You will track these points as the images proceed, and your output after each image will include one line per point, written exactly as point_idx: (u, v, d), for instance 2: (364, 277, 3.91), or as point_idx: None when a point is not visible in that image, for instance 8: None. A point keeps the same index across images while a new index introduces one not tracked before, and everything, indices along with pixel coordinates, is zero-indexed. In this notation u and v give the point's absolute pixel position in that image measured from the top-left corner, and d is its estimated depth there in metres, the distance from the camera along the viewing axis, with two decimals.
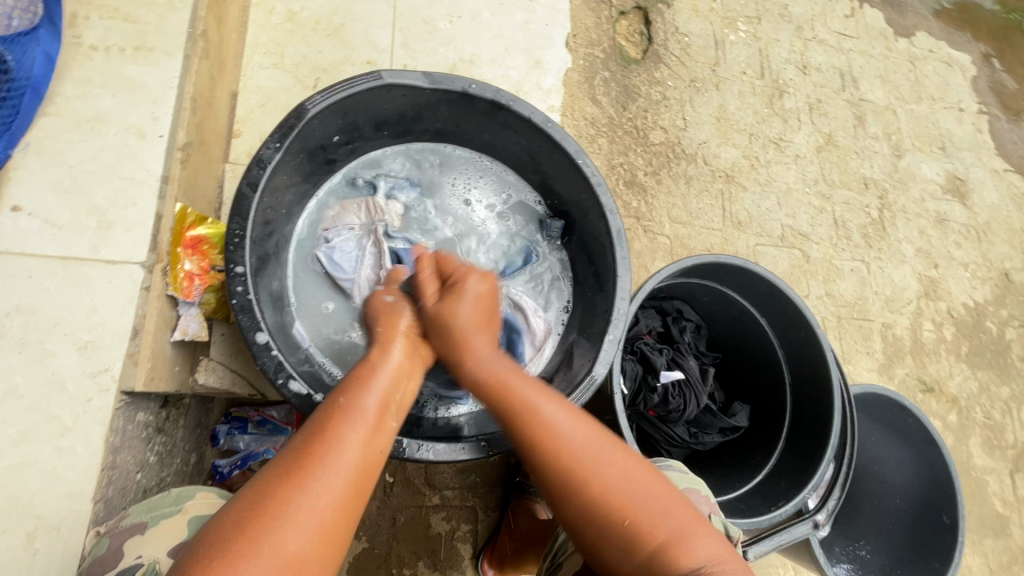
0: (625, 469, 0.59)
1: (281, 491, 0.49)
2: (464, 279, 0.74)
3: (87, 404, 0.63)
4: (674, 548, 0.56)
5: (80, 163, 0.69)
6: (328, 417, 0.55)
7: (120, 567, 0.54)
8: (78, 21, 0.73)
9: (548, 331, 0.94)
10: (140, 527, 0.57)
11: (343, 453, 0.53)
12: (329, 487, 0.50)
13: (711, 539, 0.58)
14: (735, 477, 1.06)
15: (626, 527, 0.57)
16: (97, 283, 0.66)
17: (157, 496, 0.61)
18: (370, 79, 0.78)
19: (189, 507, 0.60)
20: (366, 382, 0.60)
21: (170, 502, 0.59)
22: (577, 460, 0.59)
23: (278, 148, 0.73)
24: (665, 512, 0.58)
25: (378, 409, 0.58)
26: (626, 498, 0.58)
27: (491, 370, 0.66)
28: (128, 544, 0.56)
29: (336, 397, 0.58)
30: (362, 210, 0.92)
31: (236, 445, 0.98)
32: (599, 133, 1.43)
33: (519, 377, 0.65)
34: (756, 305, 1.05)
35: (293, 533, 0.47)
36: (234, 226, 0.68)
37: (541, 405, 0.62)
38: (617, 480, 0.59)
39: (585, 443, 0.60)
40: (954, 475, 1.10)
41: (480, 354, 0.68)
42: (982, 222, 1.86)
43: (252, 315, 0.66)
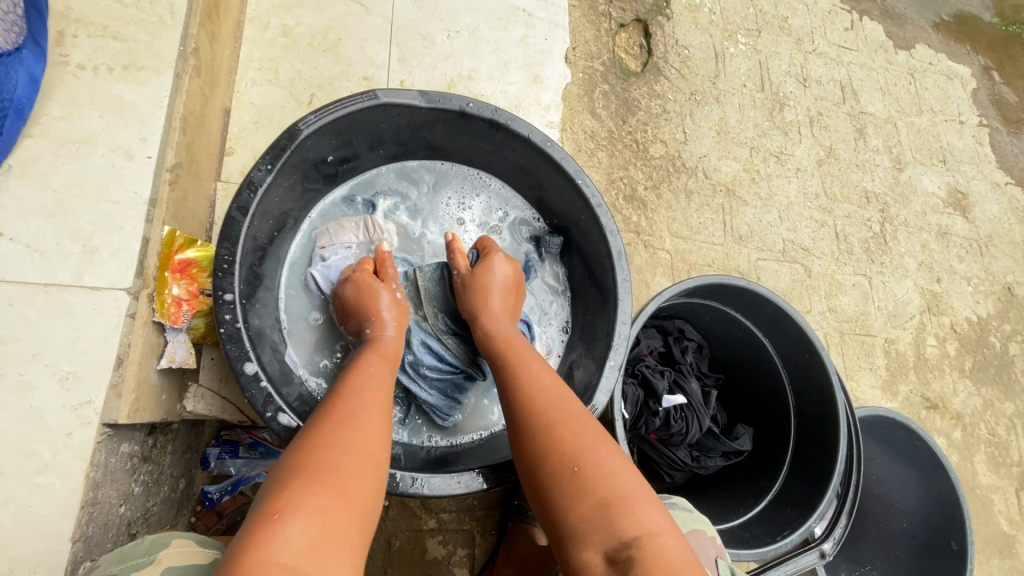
0: (585, 427, 0.61)
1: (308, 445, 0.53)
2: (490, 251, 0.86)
3: (67, 438, 0.60)
4: (624, 509, 0.54)
5: (65, 186, 0.66)
6: (345, 389, 0.61)
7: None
8: (65, 39, 0.71)
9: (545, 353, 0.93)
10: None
11: (358, 417, 0.57)
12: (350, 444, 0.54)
13: (660, 512, 0.54)
14: (738, 502, 1.03)
15: (579, 476, 0.56)
16: (80, 311, 0.64)
17: (129, 543, 0.58)
18: (366, 98, 0.76)
19: (163, 557, 0.56)
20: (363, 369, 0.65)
21: (144, 552, 0.56)
22: (546, 417, 0.62)
23: (270, 170, 0.71)
24: (618, 471, 0.56)
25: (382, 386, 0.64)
26: (585, 451, 0.58)
27: (499, 330, 0.77)
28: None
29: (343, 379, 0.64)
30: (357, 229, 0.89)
31: (228, 470, 0.96)
32: (599, 147, 1.41)
33: (521, 343, 0.75)
34: (758, 326, 1.04)
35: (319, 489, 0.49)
36: (222, 252, 0.66)
37: (532, 365, 0.70)
38: (575, 439, 0.59)
39: (556, 398, 0.65)
40: (963, 502, 1.08)
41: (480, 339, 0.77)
42: (984, 235, 1.84)
43: (240, 344, 0.64)
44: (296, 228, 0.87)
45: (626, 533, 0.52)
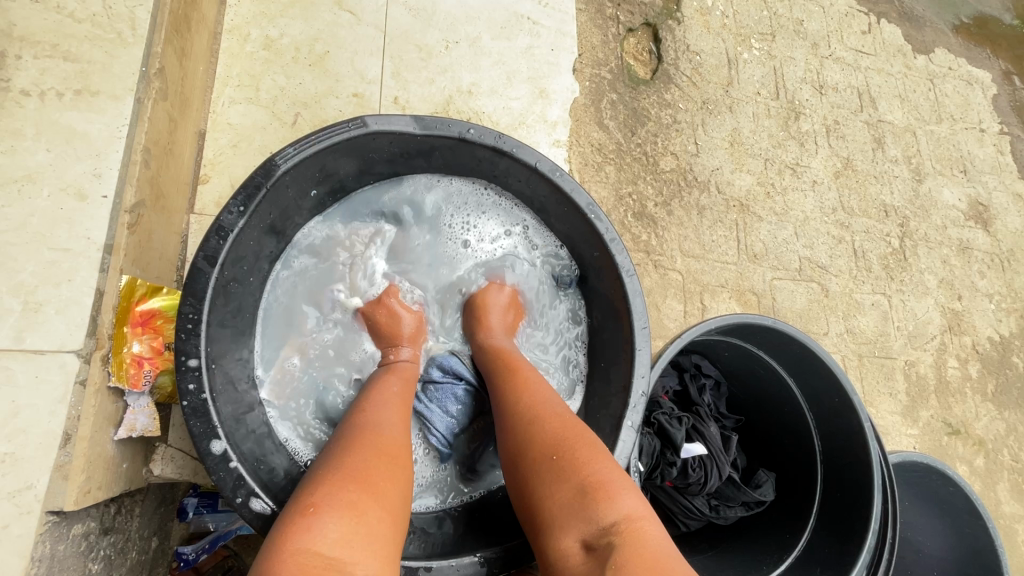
0: (569, 420, 0.62)
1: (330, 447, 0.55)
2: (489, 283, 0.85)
3: (3, 532, 0.52)
4: (598, 492, 0.53)
5: (4, 234, 0.58)
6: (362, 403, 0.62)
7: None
8: (7, 61, 0.62)
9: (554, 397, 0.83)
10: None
11: (376, 415, 0.60)
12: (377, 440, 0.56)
13: (637, 496, 0.54)
14: (762, 559, 0.94)
15: (561, 459, 0.57)
16: (19, 381, 0.55)
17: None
18: (354, 126, 0.68)
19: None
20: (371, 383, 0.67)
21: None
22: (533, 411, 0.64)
23: (242, 212, 0.62)
24: (595, 457, 0.57)
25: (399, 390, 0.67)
26: (568, 439, 0.59)
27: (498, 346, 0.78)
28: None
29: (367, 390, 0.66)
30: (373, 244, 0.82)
31: (207, 524, 0.89)
32: (606, 161, 1.32)
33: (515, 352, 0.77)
34: (784, 365, 0.95)
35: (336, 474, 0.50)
36: (186, 309, 0.58)
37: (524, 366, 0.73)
38: (555, 428, 0.61)
39: (545, 393, 0.67)
40: (1002, 552, 1.00)
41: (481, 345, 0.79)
42: (1006, 250, 1.76)
43: (206, 419, 0.56)
44: (291, 241, 0.76)
45: (601, 516, 0.51)
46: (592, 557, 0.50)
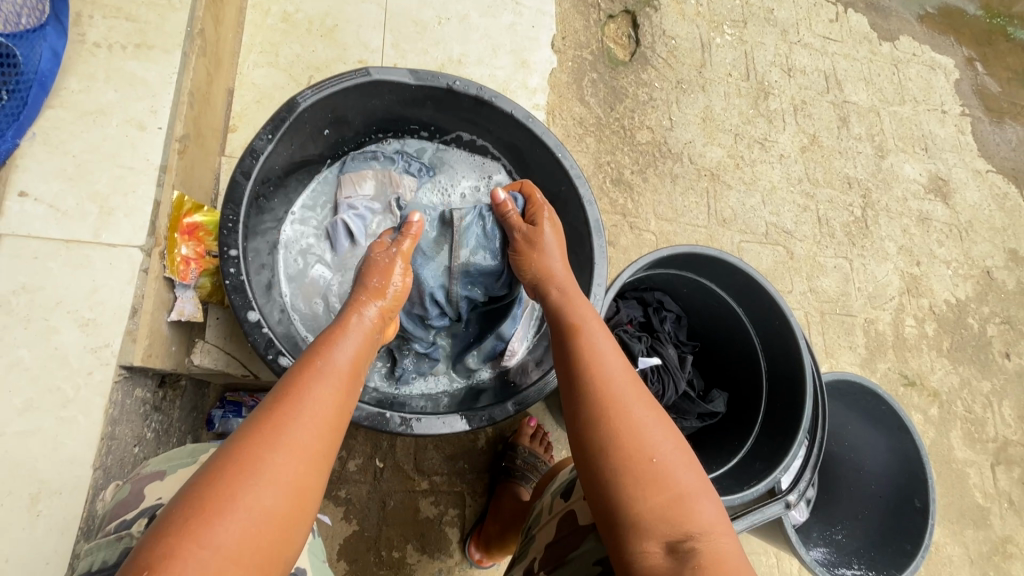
0: (646, 419, 0.63)
1: (254, 447, 0.48)
2: (542, 214, 0.84)
3: (88, 376, 0.67)
4: (683, 505, 0.57)
5: (83, 153, 0.73)
6: (302, 385, 0.54)
7: (142, 506, 0.59)
8: (82, 19, 0.77)
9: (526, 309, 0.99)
10: (161, 474, 0.63)
11: (315, 408, 0.53)
12: (303, 443, 0.50)
13: (713, 504, 0.59)
14: (711, 461, 1.10)
15: (650, 468, 0.59)
16: (97, 264, 0.70)
17: (174, 449, 0.67)
18: (359, 75, 0.83)
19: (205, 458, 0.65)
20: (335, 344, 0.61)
21: (188, 454, 0.66)
22: (614, 402, 0.63)
23: (270, 139, 0.77)
24: (676, 467, 0.60)
25: (348, 370, 0.59)
26: (654, 441, 0.61)
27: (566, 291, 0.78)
28: (149, 488, 0.61)
29: (309, 358, 0.58)
30: (375, 180, 0.96)
31: (230, 428, 1.00)
32: (586, 132, 1.47)
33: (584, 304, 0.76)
34: (733, 296, 1.09)
35: (260, 492, 0.46)
36: (228, 212, 0.73)
37: (599, 339, 0.70)
38: (642, 419, 0.62)
39: (623, 381, 0.66)
40: (925, 460, 1.13)
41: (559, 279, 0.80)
42: (964, 221, 1.90)
43: (244, 294, 0.71)
44: (308, 180, 0.95)
45: (688, 529, 0.56)
46: (673, 559, 0.55)
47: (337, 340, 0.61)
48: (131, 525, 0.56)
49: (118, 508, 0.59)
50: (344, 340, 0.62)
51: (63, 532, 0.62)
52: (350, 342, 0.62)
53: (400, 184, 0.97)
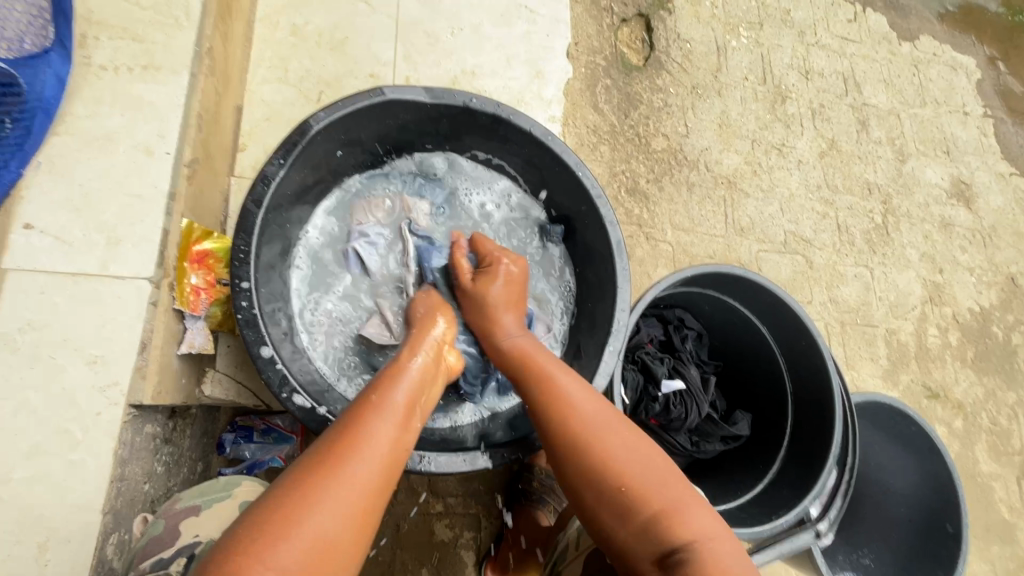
0: (627, 441, 0.61)
1: (314, 477, 0.48)
2: (498, 260, 0.82)
3: (96, 417, 0.64)
4: (670, 518, 0.56)
5: (90, 181, 0.70)
6: (361, 426, 0.53)
7: (177, 545, 0.59)
8: (87, 41, 0.74)
9: (547, 332, 0.94)
10: (195, 510, 0.63)
11: (374, 442, 0.52)
12: (364, 475, 0.50)
13: (710, 514, 0.57)
14: (736, 485, 1.06)
15: (624, 488, 0.58)
16: (105, 298, 0.67)
17: (206, 482, 0.67)
18: (373, 95, 0.80)
19: (238, 493, 0.66)
20: (394, 382, 0.60)
21: (221, 488, 0.66)
22: (589, 430, 0.62)
23: (282, 164, 0.75)
24: (663, 483, 0.58)
25: (406, 407, 0.58)
26: (624, 463, 0.59)
27: (515, 343, 0.75)
28: (184, 524, 0.61)
29: (367, 396, 0.57)
30: (385, 207, 0.94)
31: (243, 455, 0.98)
32: (601, 141, 1.43)
33: (540, 354, 0.72)
34: (757, 314, 1.06)
35: (322, 518, 0.46)
36: (239, 242, 0.70)
37: (562, 379, 0.67)
38: (622, 449, 0.60)
39: (598, 415, 0.63)
40: (957, 482, 1.11)
41: (507, 328, 0.76)
42: (988, 226, 1.84)
43: (257, 329, 0.68)
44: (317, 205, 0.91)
45: (680, 543, 0.54)
46: None
47: (395, 378, 0.60)
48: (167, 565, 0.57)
49: (153, 545, 0.59)
50: (404, 377, 0.61)
51: None
52: (409, 378, 0.61)
53: (412, 208, 0.95)
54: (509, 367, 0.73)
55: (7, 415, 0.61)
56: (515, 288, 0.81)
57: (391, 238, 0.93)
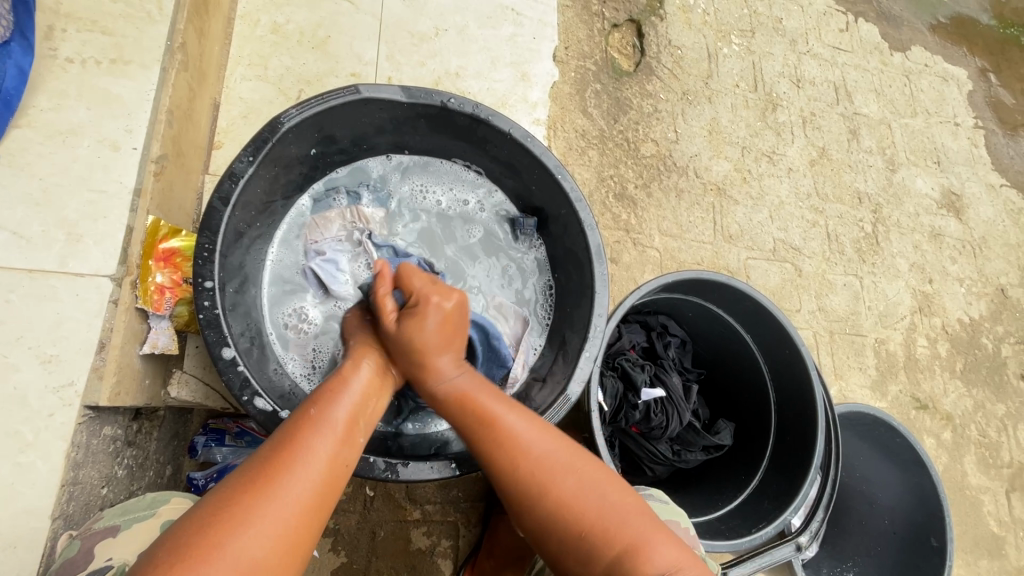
0: (585, 479, 0.58)
1: (245, 498, 0.46)
2: (426, 298, 0.66)
3: (48, 419, 0.62)
4: (630, 556, 0.55)
5: (52, 176, 0.68)
6: (296, 449, 0.50)
7: (88, 569, 0.54)
8: (54, 33, 0.73)
9: (526, 324, 0.94)
10: (113, 531, 0.58)
11: (311, 461, 0.50)
12: (296, 498, 0.48)
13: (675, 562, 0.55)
14: (717, 496, 1.04)
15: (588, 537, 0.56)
16: (63, 297, 0.66)
17: (131, 500, 0.62)
18: (347, 93, 0.78)
19: (162, 512, 0.60)
20: (338, 396, 0.57)
21: (144, 507, 0.61)
22: (539, 472, 0.57)
23: (252, 162, 0.73)
24: (625, 519, 0.56)
25: (349, 423, 0.55)
26: (585, 507, 0.56)
27: (456, 387, 0.64)
28: (99, 547, 0.56)
29: (308, 409, 0.55)
30: (341, 221, 0.93)
31: (214, 457, 0.95)
32: (589, 145, 1.42)
33: (484, 395, 0.63)
34: (741, 322, 1.04)
35: (249, 542, 0.44)
36: (203, 240, 0.68)
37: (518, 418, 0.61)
38: (574, 490, 0.57)
39: (554, 453, 0.59)
40: (942, 497, 1.09)
41: (444, 372, 0.65)
42: (978, 237, 1.84)
43: (218, 330, 0.66)
44: (283, 219, 0.89)
45: None
46: None
47: (337, 393, 0.58)
48: None
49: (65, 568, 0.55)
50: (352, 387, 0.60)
51: None
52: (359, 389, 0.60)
53: (370, 219, 0.94)
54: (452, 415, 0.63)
55: None
56: (456, 322, 0.67)
57: (352, 250, 0.93)
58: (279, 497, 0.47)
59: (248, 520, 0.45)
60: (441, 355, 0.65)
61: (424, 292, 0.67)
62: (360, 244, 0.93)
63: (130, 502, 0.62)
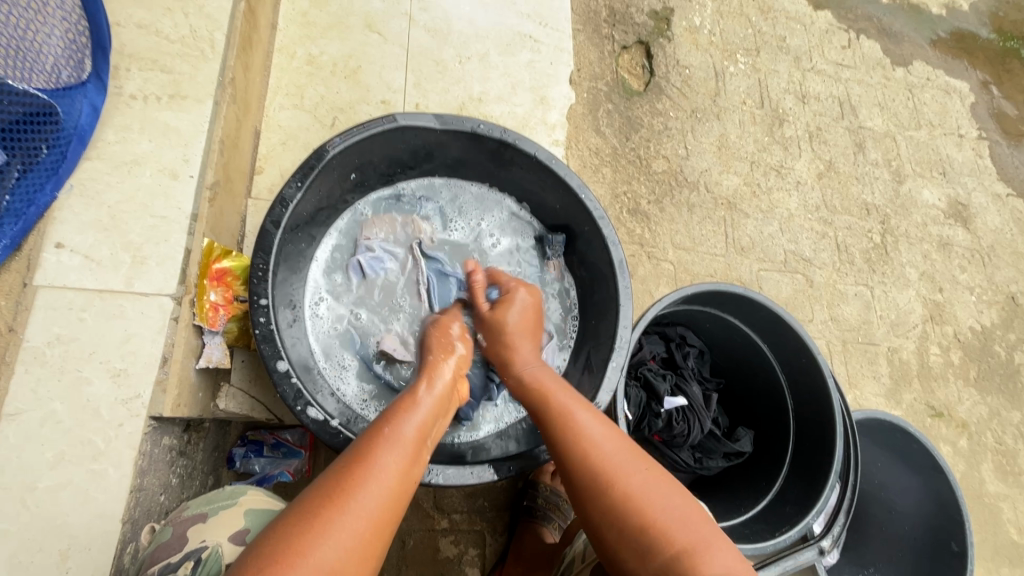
0: (644, 478, 0.61)
1: (324, 511, 0.50)
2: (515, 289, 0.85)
3: (118, 428, 0.67)
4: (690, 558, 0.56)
5: (118, 203, 0.74)
6: (357, 472, 0.54)
7: (186, 550, 0.58)
8: (120, 73, 0.79)
9: (548, 338, 0.99)
10: (203, 517, 0.62)
11: (385, 473, 0.55)
12: (370, 509, 0.52)
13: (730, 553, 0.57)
14: (741, 502, 1.07)
15: (647, 535, 0.57)
16: (129, 314, 0.71)
17: (213, 492, 0.67)
18: (385, 122, 0.84)
19: (245, 501, 0.65)
20: (407, 412, 0.63)
21: (227, 496, 0.65)
22: (609, 466, 0.62)
23: (300, 187, 0.79)
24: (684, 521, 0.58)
25: (416, 440, 0.61)
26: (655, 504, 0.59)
27: (532, 372, 0.75)
28: (191, 531, 0.60)
29: (381, 426, 0.60)
30: (397, 226, 0.99)
31: (252, 468, 0.97)
32: (603, 163, 1.47)
33: (551, 379, 0.74)
34: (757, 331, 1.08)
35: (330, 549, 0.49)
36: (258, 261, 0.73)
37: (576, 414, 0.67)
38: (640, 485, 0.60)
39: (612, 445, 0.64)
40: (962, 502, 1.10)
41: (525, 359, 0.77)
42: (986, 246, 1.87)
43: (273, 344, 0.71)
44: (329, 230, 0.94)
45: None
46: None
47: (407, 411, 0.63)
48: (176, 568, 0.56)
49: (161, 552, 0.59)
50: (325, 539, 0.49)
51: None
52: (348, 539, 0.50)
53: (422, 229, 1.00)
54: (526, 399, 0.73)
55: (34, 426, 0.64)
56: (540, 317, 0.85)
57: (401, 257, 0.98)
58: (358, 503, 0.52)
59: (331, 530, 0.49)
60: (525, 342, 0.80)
61: (513, 284, 0.87)
62: (410, 252, 0.99)
63: (212, 494, 0.66)
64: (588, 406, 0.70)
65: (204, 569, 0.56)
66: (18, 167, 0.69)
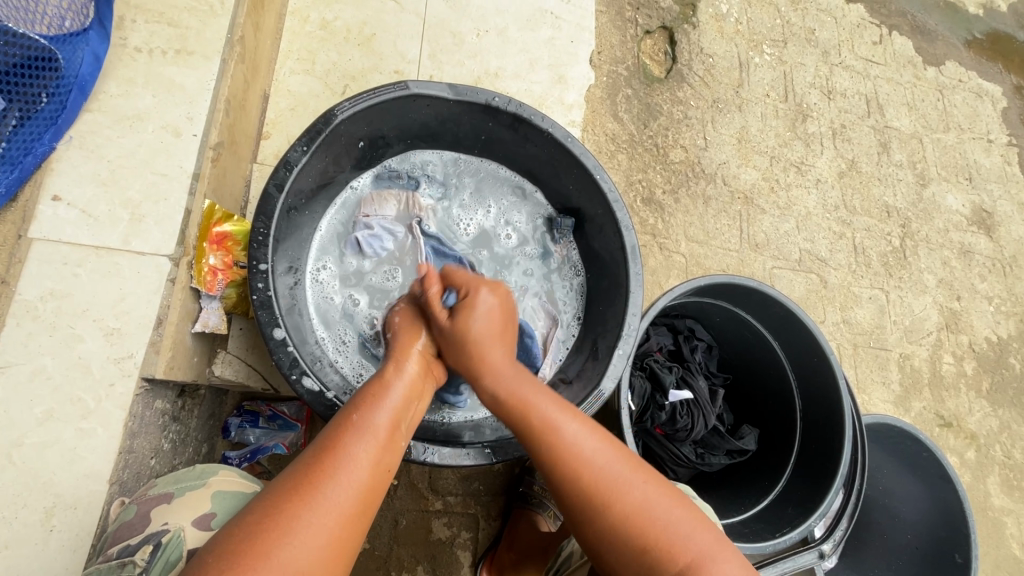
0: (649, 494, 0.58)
1: (291, 504, 0.49)
2: (476, 290, 0.74)
3: (109, 388, 0.65)
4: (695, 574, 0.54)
5: (118, 158, 0.72)
6: (325, 466, 0.52)
7: (147, 531, 0.57)
8: (125, 24, 0.77)
9: (554, 322, 0.96)
10: (167, 497, 0.61)
11: (355, 463, 0.53)
12: (338, 504, 0.50)
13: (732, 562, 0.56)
14: (740, 500, 1.05)
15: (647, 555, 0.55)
16: (125, 273, 0.69)
17: (184, 469, 0.65)
18: (397, 89, 0.81)
19: (213, 482, 0.62)
20: (375, 403, 0.60)
21: (195, 476, 0.63)
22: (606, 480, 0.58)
23: (305, 151, 0.76)
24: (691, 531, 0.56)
25: (388, 429, 0.58)
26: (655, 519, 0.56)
27: (509, 389, 0.65)
28: (155, 512, 0.59)
29: (349, 414, 0.58)
30: (398, 202, 0.96)
31: (247, 439, 0.95)
32: (619, 149, 1.43)
33: (537, 394, 0.64)
34: (769, 328, 1.05)
35: (295, 549, 0.47)
36: (259, 225, 0.71)
37: (563, 424, 0.61)
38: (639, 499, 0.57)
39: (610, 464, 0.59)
40: (969, 513, 1.07)
41: (497, 369, 0.67)
42: (1008, 256, 1.81)
43: (270, 311, 0.69)
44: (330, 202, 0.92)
45: None
46: None
47: (375, 402, 0.60)
48: (133, 553, 0.54)
49: (123, 531, 0.58)
50: (290, 538, 0.47)
51: (74, 549, 0.60)
52: (314, 536, 0.48)
53: (423, 206, 0.97)
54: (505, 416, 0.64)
55: (24, 379, 0.62)
56: (511, 317, 0.76)
57: (402, 235, 0.96)
58: (324, 500, 0.50)
59: (296, 528, 0.48)
60: (496, 346, 0.70)
61: (474, 284, 0.75)
62: (411, 229, 0.96)
63: (182, 472, 0.64)
64: (575, 411, 0.64)
65: (164, 554, 0.55)
66: (16, 114, 0.68)
